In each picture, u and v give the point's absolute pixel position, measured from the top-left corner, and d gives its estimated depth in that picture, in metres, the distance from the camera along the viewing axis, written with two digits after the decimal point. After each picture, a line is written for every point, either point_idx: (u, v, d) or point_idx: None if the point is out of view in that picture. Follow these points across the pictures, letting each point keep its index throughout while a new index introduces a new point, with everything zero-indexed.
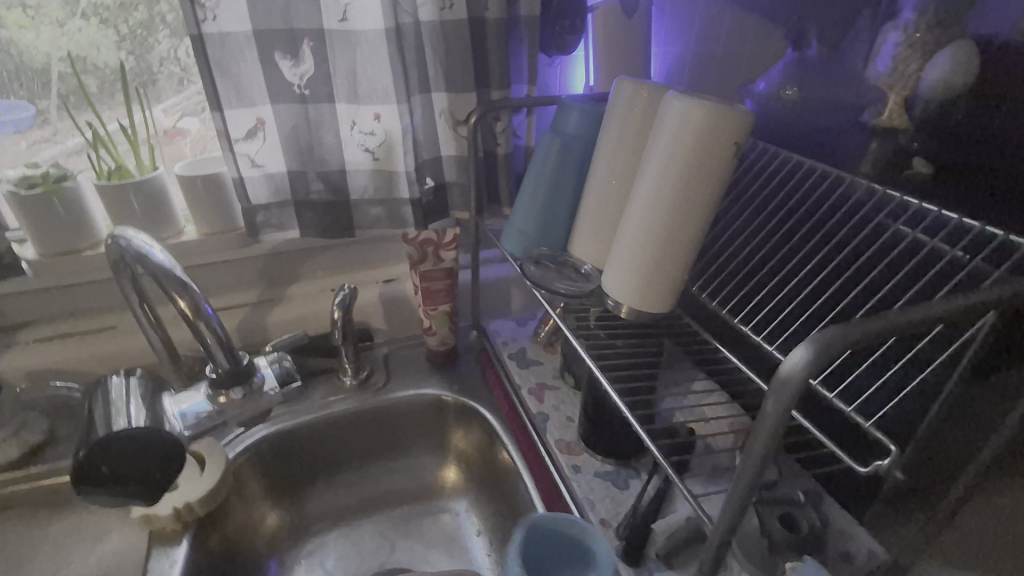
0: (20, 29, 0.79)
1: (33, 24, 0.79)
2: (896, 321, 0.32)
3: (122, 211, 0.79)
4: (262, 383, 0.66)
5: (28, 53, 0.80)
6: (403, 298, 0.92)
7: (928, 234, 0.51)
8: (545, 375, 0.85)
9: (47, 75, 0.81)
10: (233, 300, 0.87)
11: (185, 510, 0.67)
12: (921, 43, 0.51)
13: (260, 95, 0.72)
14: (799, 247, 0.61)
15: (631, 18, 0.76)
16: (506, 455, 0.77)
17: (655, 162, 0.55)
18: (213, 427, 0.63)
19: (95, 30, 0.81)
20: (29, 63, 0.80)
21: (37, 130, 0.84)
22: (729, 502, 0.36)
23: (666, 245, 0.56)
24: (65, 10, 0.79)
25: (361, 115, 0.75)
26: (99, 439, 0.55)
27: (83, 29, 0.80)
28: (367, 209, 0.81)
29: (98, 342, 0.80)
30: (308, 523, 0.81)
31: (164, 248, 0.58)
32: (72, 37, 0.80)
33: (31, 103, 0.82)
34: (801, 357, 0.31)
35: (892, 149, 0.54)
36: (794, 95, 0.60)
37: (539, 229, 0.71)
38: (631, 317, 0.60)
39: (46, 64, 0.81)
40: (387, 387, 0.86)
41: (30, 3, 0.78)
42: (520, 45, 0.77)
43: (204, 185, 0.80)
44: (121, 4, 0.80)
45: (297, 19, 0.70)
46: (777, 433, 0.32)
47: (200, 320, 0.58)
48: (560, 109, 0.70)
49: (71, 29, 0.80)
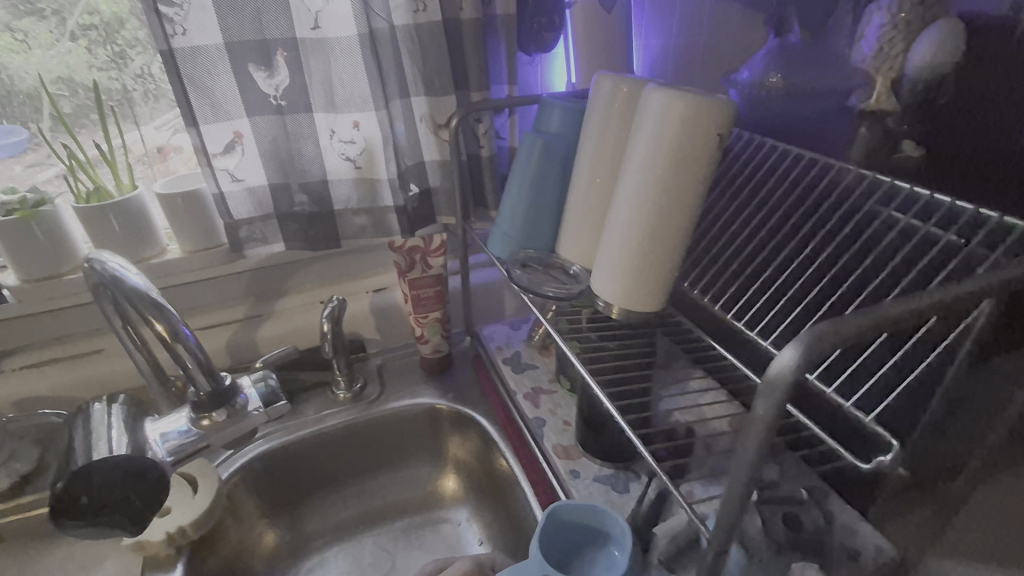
0: (10, 53, 0.78)
1: (22, 48, 0.78)
2: (887, 315, 0.31)
3: (103, 233, 0.77)
4: (245, 404, 0.65)
5: (14, 75, 0.78)
6: (394, 307, 0.91)
7: (921, 218, 0.49)
8: (540, 379, 0.84)
9: (37, 99, 0.80)
10: (220, 318, 0.86)
11: (178, 535, 0.66)
12: (907, 23, 0.50)
13: (237, 108, 0.71)
14: (788, 238, 0.60)
15: (609, 13, 0.74)
16: (503, 462, 0.76)
17: (638, 156, 0.54)
18: (195, 452, 0.61)
19: (83, 52, 0.80)
20: (17, 87, 0.79)
21: (31, 153, 0.82)
22: (723, 508, 0.35)
23: (653, 241, 0.55)
24: (54, 32, 0.79)
25: (340, 123, 0.74)
26: (78, 468, 0.54)
27: (72, 51, 0.80)
28: (351, 219, 0.80)
29: (84, 366, 0.78)
30: (307, 540, 0.80)
31: (140, 270, 0.56)
32: (60, 59, 0.80)
33: (24, 128, 0.81)
34: (790, 357, 0.29)
35: (879, 133, 0.53)
36: (778, 83, 0.60)
37: (525, 231, 0.70)
38: (621, 317, 0.58)
39: (34, 88, 0.79)
40: (381, 398, 0.85)
41: (17, 27, 0.77)
42: (498, 45, 0.76)
43: (184, 202, 0.79)
44: (107, 24, 0.79)
45: (269, 30, 0.68)
46: (768, 437, 0.31)
47: (178, 342, 0.57)
48: (542, 109, 0.69)
49: (60, 52, 0.79)
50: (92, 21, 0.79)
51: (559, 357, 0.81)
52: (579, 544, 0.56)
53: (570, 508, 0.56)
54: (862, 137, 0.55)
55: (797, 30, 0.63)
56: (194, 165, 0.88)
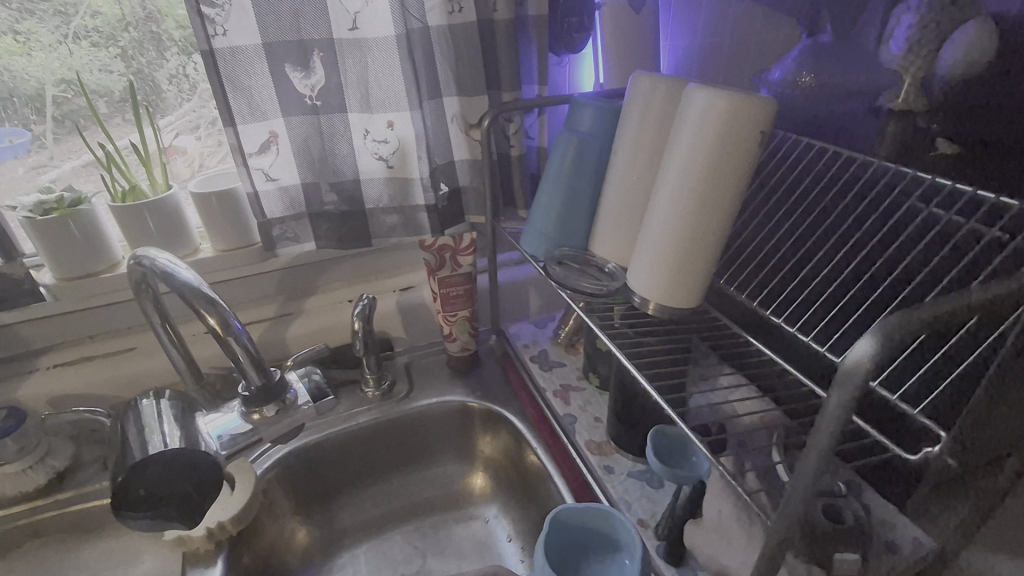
0: (12, 55, 0.78)
1: (25, 50, 0.78)
2: (954, 305, 0.31)
3: (137, 232, 0.78)
4: (296, 398, 0.67)
5: (18, 77, 0.79)
6: (422, 306, 0.92)
7: (964, 215, 0.49)
8: (568, 376, 0.85)
9: (42, 100, 0.81)
10: (251, 316, 0.87)
11: (218, 530, 0.67)
12: (935, 25, 0.51)
13: (272, 107, 0.71)
14: (825, 236, 0.60)
15: (638, 13, 0.75)
16: (534, 458, 0.77)
17: (680, 154, 0.54)
18: (249, 445, 0.64)
19: (87, 53, 0.80)
20: (22, 89, 0.79)
21: (34, 155, 0.83)
22: (788, 498, 0.35)
23: (693, 238, 0.55)
24: (57, 33, 0.79)
25: (374, 123, 0.75)
26: (135, 462, 0.56)
27: (75, 52, 0.80)
28: (382, 218, 0.81)
29: (117, 364, 0.79)
30: (339, 537, 0.81)
31: (189, 265, 0.57)
32: (66, 60, 0.80)
33: (26, 129, 0.82)
34: (866, 347, 0.30)
35: (909, 130, 0.54)
36: (809, 82, 0.61)
37: (560, 228, 0.70)
38: (658, 313, 0.59)
39: (41, 89, 0.80)
40: (410, 396, 0.85)
41: (21, 30, 0.77)
42: (530, 46, 0.78)
43: (218, 202, 0.80)
44: (118, 24, 0.80)
45: (306, 30, 0.69)
46: (842, 428, 0.31)
47: (229, 335, 0.57)
48: (573, 108, 0.69)
49: (64, 52, 0.79)
50: (96, 22, 0.79)
51: (587, 354, 0.81)
52: (590, 543, 0.58)
53: (578, 510, 0.57)
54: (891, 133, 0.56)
55: (829, 30, 0.64)
56: (196, 168, 0.90)
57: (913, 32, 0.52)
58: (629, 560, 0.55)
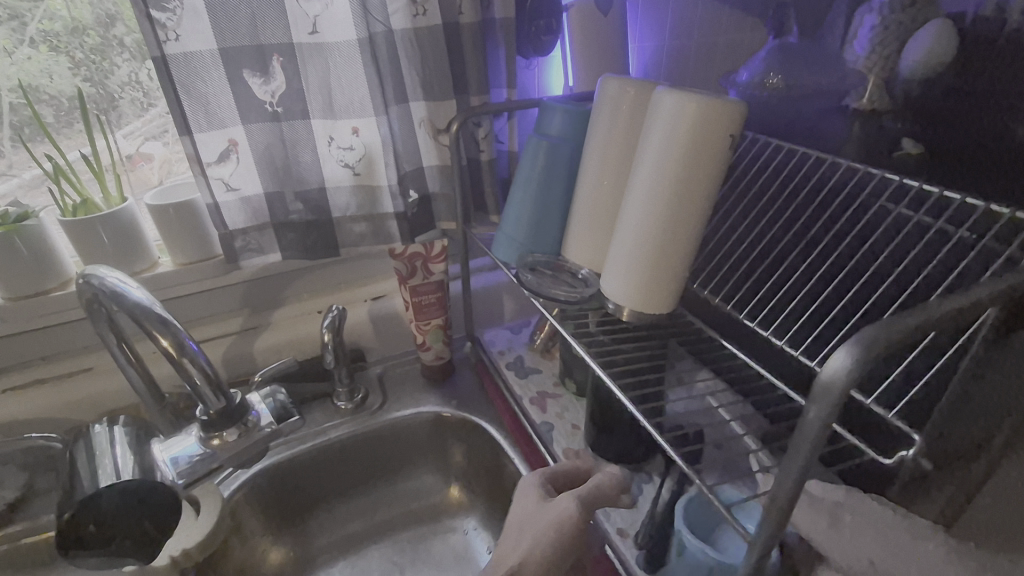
0: None
1: None
2: (931, 315, 0.30)
3: (91, 247, 0.74)
4: (258, 419, 0.66)
5: None
6: (394, 315, 0.89)
7: (932, 216, 0.49)
8: (545, 383, 0.84)
9: None
10: (215, 330, 0.84)
11: (182, 557, 0.66)
12: (897, 25, 0.55)
13: (231, 115, 0.69)
14: (797, 238, 0.59)
15: (606, 16, 0.74)
16: (512, 468, 0.75)
17: (650, 158, 0.53)
18: (208, 471, 0.62)
19: (46, 57, 0.76)
20: None
21: None
22: (766, 514, 0.34)
23: (665, 243, 0.54)
24: (13, 38, 0.74)
25: (338, 130, 0.73)
26: (88, 495, 0.59)
27: (33, 57, 0.76)
28: (350, 226, 0.79)
29: (72, 386, 0.75)
30: (314, 556, 0.78)
31: (140, 284, 0.54)
32: (22, 66, 0.75)
33: None
34: (842, 360, 0.29)
35: (875, 131, 0.55)
36: (778, 83, 0.62)
37: (531, 234, 0.69)
38: (632, 319, 0.58)
39: None
40: (384, 408, 0.83)
41: None
42: (497, 49, 0.76)
43: (176, 213, 0.77)
44: (72, 29, 0.76)
45: (264, 35, 0.67)
46: (820, 442, 0.30)
47: (184, 357, 0.55)
48: (542, 112, 0.68)
49: (20, 58, 0.75)
50: (55, 26, 0.75)
51: (563, 361, 0.80)
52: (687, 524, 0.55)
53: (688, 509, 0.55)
54: (859, 134, 0.56)
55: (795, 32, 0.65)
56: (170, 172, 0.86)
57: (876, 34, 0.56)
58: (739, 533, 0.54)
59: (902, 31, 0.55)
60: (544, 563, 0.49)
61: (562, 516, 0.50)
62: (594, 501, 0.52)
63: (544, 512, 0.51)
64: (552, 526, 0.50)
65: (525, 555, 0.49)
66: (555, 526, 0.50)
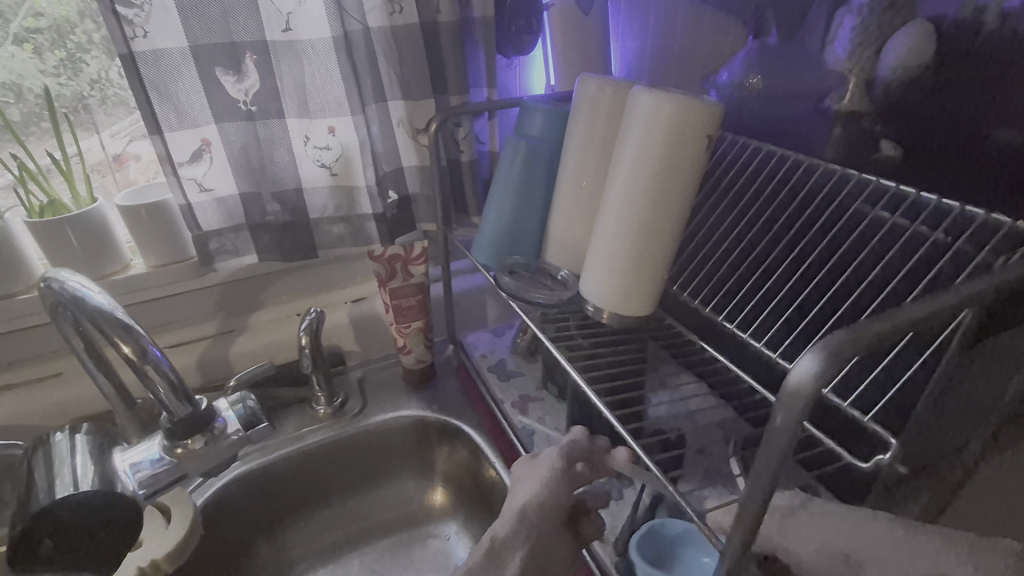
0: None
1: None
2: (903, 319, 0.29)
3: (60, 249, 0.73)
4: (224, 427, 0.64)
5: None
6: (374, 317, 0.88)
7: (908, 218, 0.49)
8: (527, 388, 0.82)
9: None
10: (188, 335, 0.82)
11: (151, 569, 0.65)
12: (876, 28, 0.51)
13: (204, 115, 0.67)
14: (775, 240, 0.59)
15: (586, 15, 0.73)
16: (493, 473, 0.74)
17: (628, 158, 0.53)
18: (171, 482, 0.63)
19: (28, 56, 0.74)
20: None
21: None
22: (737, 523, 0.33)
23: (644, 244, 0.54)
24: None
25: (314, 129, 0.71)
26: (43, 506, 0.56)
27: (15, 55, 0.74)
28: (328, 228, 0.77)
29: (40, 392, 0.73)
30: (291, 564, 0.77)
31: (102, 289, 0.53)
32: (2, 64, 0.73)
33: None
34: (811, 365, 0.28)
35: (855, 133, 0.54)
36: (758, 85, 0.60)
37: (511, 235, 0.68)
38: (612, 321, 0.57)
39: None
40: (364, 413, 0.82)
41: None
42: (476, 48, 0.75)
43: (149, 214, 0.75)
44: (55, 27, 0.74)
45: (237, 32, 0.65)
46: (790, 448, 0.29)
47: (146, 363, 0.54)
48: (522, 112, 0.66)
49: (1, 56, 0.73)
50: (38, 24, 0.74)
51: (545, 364, 0.79)
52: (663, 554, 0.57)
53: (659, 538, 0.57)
54: (839, 135, 0.56)
55: (773, 34, 0.62)
56: (154, 174, 0.84)
57: (856, 35, 0.53)
58: (707, 557, 0.56)
59: (880, 33, 0.51)
60: (550, 502, 0.51)
61: (553, 462, 0.53)
62: (582, 454, 0.54)
63: (536, 466, 0.54)
64: (547, 473, 0.52)
65: (521, 501, 0.51)
66: (549, 471, 0.52)
